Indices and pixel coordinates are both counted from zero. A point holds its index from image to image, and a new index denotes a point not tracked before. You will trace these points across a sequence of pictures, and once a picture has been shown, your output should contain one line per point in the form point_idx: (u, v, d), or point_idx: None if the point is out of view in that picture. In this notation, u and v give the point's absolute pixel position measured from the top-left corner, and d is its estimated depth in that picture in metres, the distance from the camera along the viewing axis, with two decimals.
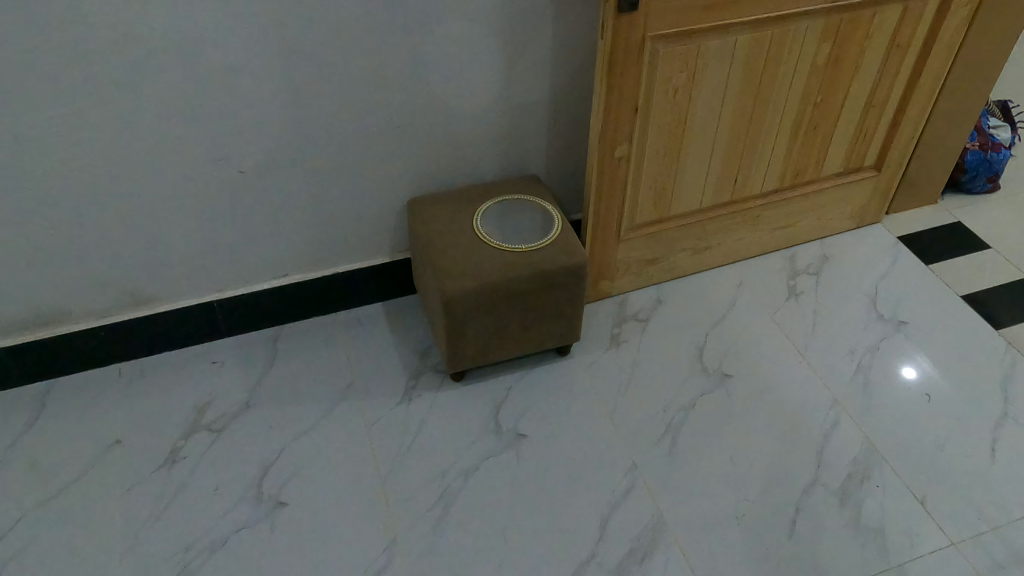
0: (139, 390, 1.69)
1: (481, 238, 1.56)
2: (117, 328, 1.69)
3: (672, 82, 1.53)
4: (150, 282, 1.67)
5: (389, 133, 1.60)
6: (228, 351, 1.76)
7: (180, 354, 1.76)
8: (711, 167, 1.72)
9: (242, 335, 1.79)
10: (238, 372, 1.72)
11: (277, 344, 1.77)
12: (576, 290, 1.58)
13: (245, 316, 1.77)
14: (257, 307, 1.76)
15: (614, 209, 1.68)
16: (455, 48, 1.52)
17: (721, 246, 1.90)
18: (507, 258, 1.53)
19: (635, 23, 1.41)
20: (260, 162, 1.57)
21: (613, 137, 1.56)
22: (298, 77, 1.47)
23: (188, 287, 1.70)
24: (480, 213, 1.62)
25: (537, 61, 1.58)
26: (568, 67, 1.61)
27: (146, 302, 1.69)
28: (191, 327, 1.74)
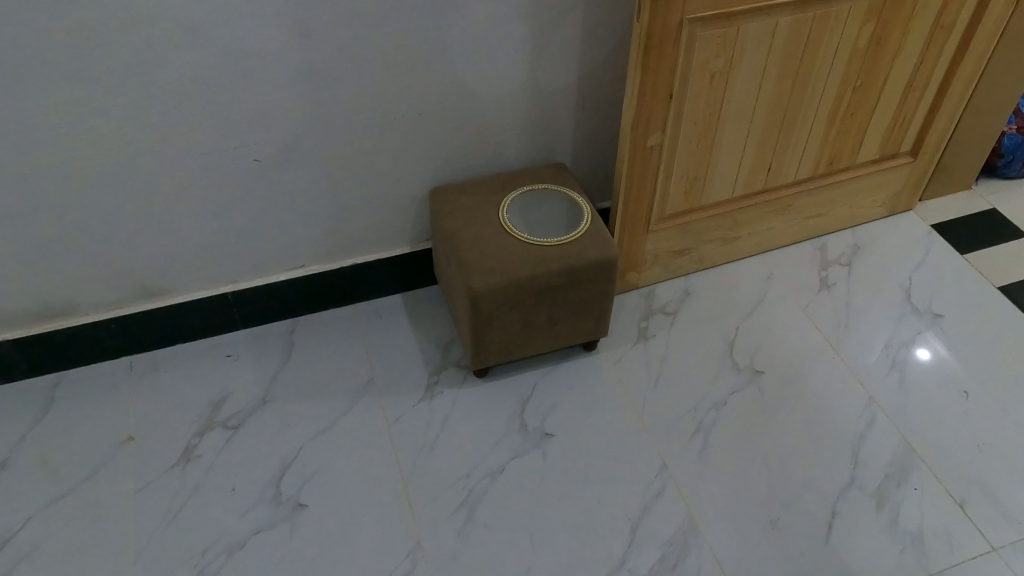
0: (151, 384, 1.64)
1: (508, 231, 1.49)
2: (128, 320, 1.63)
3: (709, 67, 1.45)
4: (162, 273, 1.61)
5: (410, 120, 1.53)
6: (243, 344, 1.70)
7: (194, 347, 1.70)
8: (744, 155, 1.65)
9: (257, 327, 1.73)
10: (255, 366, 1.66)
11: (294, 337, 1.71)
12: (606, 285, 1.52)
13: (260, 309, 1.71)
14: (273, 299, 1.70)
15: (645, 199, 1.61)
16: (481, 30, 1.44)
17: (751, 236, 1.83)
18: (536, 252, 1.46)
19: (672, 5, 1.33)
20: (276, 150, 1.50)
21: (646, 125, 1.49)
22: (316, 61, 1.40)
23: (201, 279, 1.64)
24: (505, 204, 1.56)
25: (566, 43, 1.51)
26: (598, 50, 1.54)
27: (158, 294, 1.64)
28: (204, 319, 1.69)
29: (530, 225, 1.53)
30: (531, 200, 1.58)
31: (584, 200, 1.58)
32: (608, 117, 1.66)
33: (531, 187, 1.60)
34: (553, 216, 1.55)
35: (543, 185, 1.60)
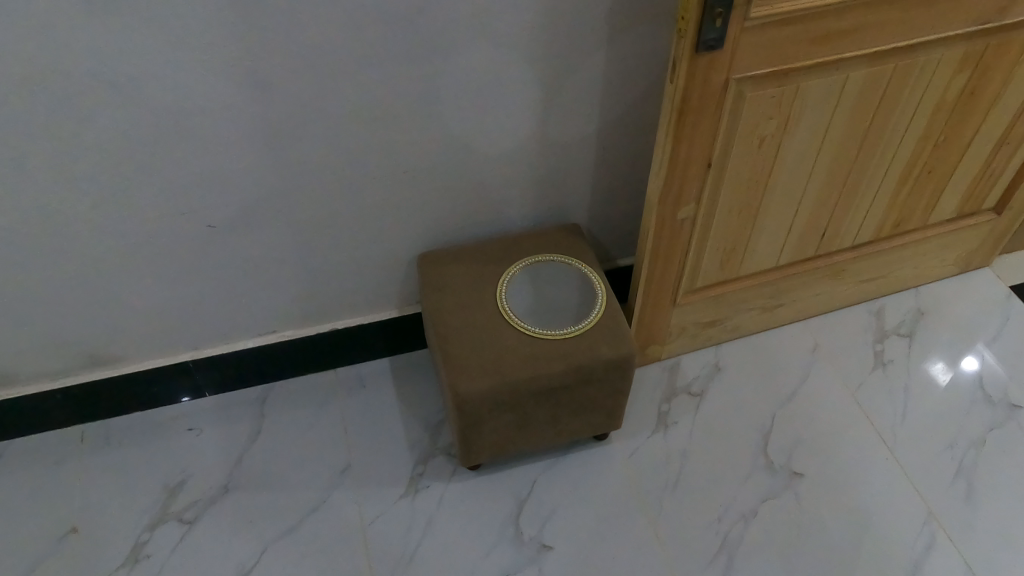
0: (103, 461, 1.45)
1: (506, 320, 1.25)
2: (76, 391, 1.44)
3: (759, 130, 1.18)
4: (111, 341, 1.40)
5: (395, 179, 1.29)
6: (207, 415, 1.51)
7: (153, 416, 1.51)
8: (795, 222, 1.38)
9: (225, 394, 1.54)
10: (219, 443, 1.47)
11: (266, 408, 1.51)
12: (620, 384, 1.28)
13: (228, 375, 1.51)
14: (242, 366, 1.50)
15: (672, 273, 1.36)
16: (478, 80, 1.19)
17: (796, 303, 1.58)
18: (537, 348, 1.23)
19: (717, 64, 1.06)
20: (235, 214, 1.27)
21: (677, 197, 1.22)
22: (277, 117, 1.16)
23: (159, 347, 1.44)
24: (505, 281, 1.31)
25: (582, 92, 1.25)
26: (621, 101, 1.27)
27: (109, 362, 1.44)
28: (163, 387, 1.49)
29: (535, 309, 1.28)
30: (537, 274, 1.34)
31: (599, 277, 1.33)
32: (633, 172, 1.40)
33: (537, 257, 1.35)
34: (561, 297, 1.30)
35: (550, 255, 1.35)
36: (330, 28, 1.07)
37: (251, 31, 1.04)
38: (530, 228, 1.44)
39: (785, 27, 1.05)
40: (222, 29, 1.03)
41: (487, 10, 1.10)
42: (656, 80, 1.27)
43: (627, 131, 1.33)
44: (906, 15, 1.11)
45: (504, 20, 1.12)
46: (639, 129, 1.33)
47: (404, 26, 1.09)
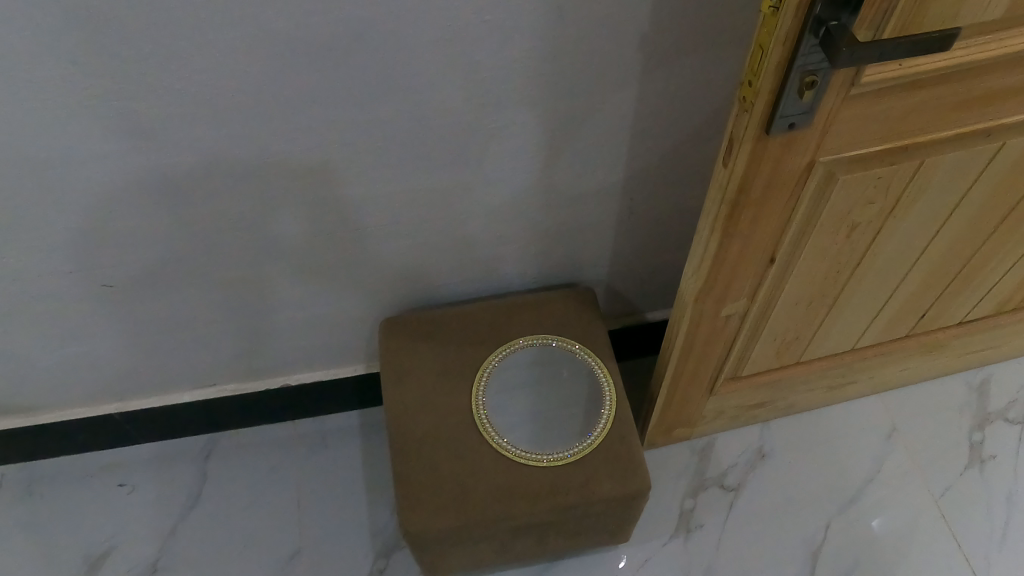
0: (21, 518, 1.25)
1: (484, 440, 0.96)
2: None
3: (851, 218, 0.81)
4: (19, 393, 1.17)
5: (347, 240, 0.97)
6: (143, 470, 1.29)
7: (82, 466, 1.30)
8: (885, 307, 1.02)
9: (166, 443, 1.32)
10: (152, 508, 1.25)
11: (208, 467, 1.29)
12: (624, 515, 0.98)
13: (164, 426, 1.29)
14: (183, 417, 1.27)
15: (709, 366, 1.03)
16: (451, 123, 0.83)
17: (871, 379, 1.24)
18: (519, 480, 0.94)
19: (799, 145, 0.69)
20: (138, 275, 0.97)
21: (723, 295, 0.88)
22: (170, 170, 0.83)
23: (80, 397, 1.20)
24: (484, 377, 1.02)
25: (600, 137, 0.89)
26: (652, 150, 0.93)
27: (22, 411, 1.21)
28: (91, 436, 1.27)
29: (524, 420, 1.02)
30: (527, 363, 1.05)
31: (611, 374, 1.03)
32: (668, 226, 1.06)
33: (529, 339, 1.05)
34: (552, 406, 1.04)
35: (546, 337, 1.05)
36: (226, 62, 0.72)
37: (108, 65, 0.71)
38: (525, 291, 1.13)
39: (915, 92, 0.67)
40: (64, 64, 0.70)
41: (458, 35, 0.74)
42: (705, 122, 0.90)
43: (663, 180, 0.98)
44: None
45: (485, 50, 0.76)
46: (678, 178, 0.98)
47: (339, 59, 0.74)
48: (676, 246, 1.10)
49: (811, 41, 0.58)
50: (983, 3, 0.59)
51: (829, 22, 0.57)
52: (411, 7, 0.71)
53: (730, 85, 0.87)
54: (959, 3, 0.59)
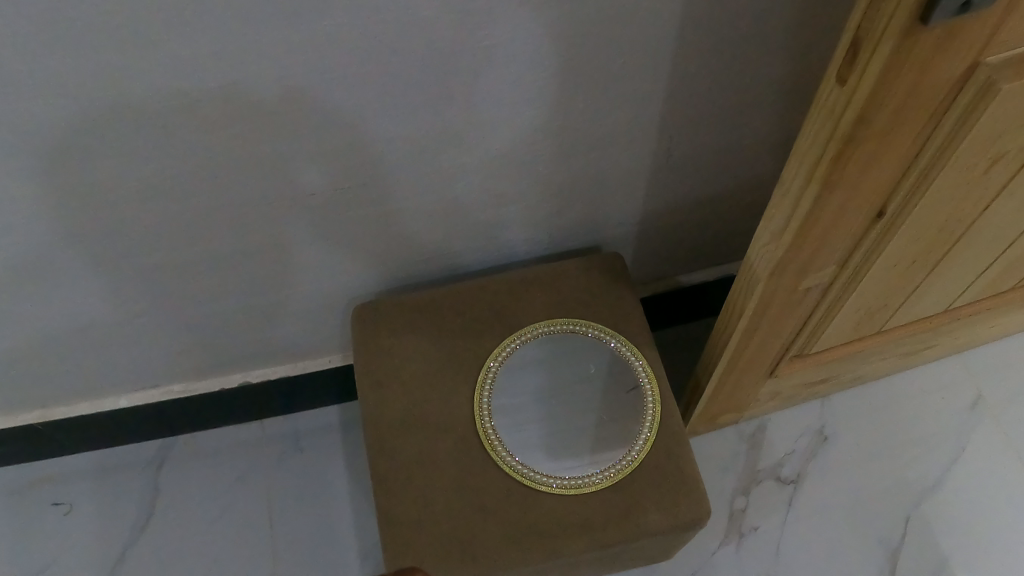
0: None
1: (500, 468, 0.75)
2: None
3: (1000, 150, 0.58)
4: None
5: (296, 205, 0.73)
6: (83, 483, 1.08)
7: (8, 481, 1.09)
8: (998, 261, 0.79)
9: (107, 450, 1.10)
10: (95, 532, 1.05)
11: (160, 478, 1.09)
12: (669, 546, 0.79)
13: (103, 433, 1.07)
14: (123, 421, 1.05)
15: (774, 346, 0.81)
16: (423, 46, 0.58)
17: (958, 342, 1.02)
18: (545, 515, 0.74)
19: (965, 44, 0.45)
20: (20, 262, 0.73)
21: (807, 263, 0.65)
22: (26, 122, 0.58)
23: None
24: (485, 393, 0.80)
25: (637, 53, 0.64)
26: (707, 68, 0.68)
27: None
28: (15, 447, 1.06)
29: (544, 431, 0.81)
30: (539, 357, 0.84)
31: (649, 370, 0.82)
32: (715, 170, 0.82)
33: (538, 329, 0.83)
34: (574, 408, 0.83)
35: (560, 322, 0.83)
36: None
37: None
38: (532, 261, 0.91)
39: None
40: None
41: None
42: (778, 26, 0.65)
43: (714, 110, 0.73)
44: None
45: None
46: (734, 107, 0.74)
47: None
48: (722, 193, 0.87)
49: None
50: None
51: None
52: None
53: None
54: None
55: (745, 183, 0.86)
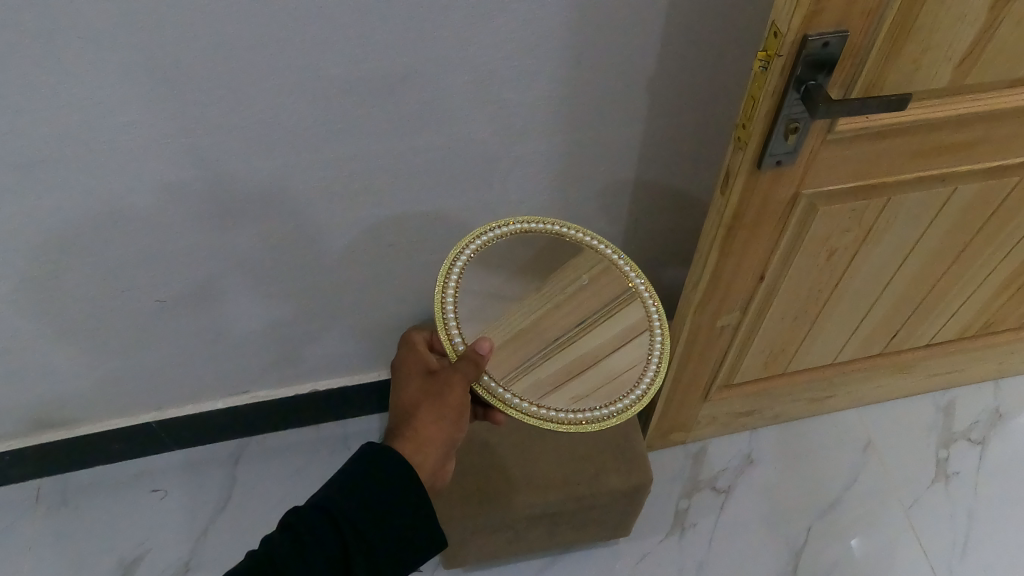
0: (62, 522, 1.37)
1: (474, 386, 0.77)
2: (24, 453, 1.35)
3: (832, 242, 0.93)
4: (64, 406, 1.29)
5: (377, 258, 1.13)
6: (175, 478, 1.42)
7: (118, 474, 1.43)
8: (860, 327, 1.14)
9: (195, 452, 1.45)
10: (185, 510, 1.38)
11: (238, 470, 1.43)
12: (628, 507, 1.12)
13: (199, 434, 1.42)
14: (213, 425, 1.41)
15: (705, 372, 1.15)
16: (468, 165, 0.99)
17: (850, 394, 1.36)
18: (541, 475, 1.08)
19: (784, 181, 0.82)
20: (190, 291, 1.12)
21: (717, 308, 1.00)
22: (231, 199, 0.97)
23: (120, 408, 1.34)
24: (448, 287, 0.80)
25: (600, 179, 1.05)
26: (649, 189, 1.09)
27: (64, 424, 1.34)
28: (128, 444, 1.40)
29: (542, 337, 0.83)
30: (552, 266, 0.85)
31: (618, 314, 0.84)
32: (655, 252, 1.23)
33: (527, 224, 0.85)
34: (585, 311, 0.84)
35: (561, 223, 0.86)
36: (287, 113, 0.87)
37: (194, 118, 0.86)
38: None
39: (883, 140, 0.79)
40: (144, 114, 0.84)
41: (485, 85, 0.88)
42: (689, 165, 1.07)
43: (653, 214, 1.14)
44: None
45: (511, 89, 0.89)
46: (667, 210, 1.14)
47: (384, 111, 0.89)
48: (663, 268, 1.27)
49: (792, 95, 0.71)
50: (931, 73, 0.73)
51: (807, 81, 0.69)
52: (446, 67, 0.85)
53: (714, 135, 1.02)
54: (911, 71, 0.72)
55: (680, 255, 1.26)
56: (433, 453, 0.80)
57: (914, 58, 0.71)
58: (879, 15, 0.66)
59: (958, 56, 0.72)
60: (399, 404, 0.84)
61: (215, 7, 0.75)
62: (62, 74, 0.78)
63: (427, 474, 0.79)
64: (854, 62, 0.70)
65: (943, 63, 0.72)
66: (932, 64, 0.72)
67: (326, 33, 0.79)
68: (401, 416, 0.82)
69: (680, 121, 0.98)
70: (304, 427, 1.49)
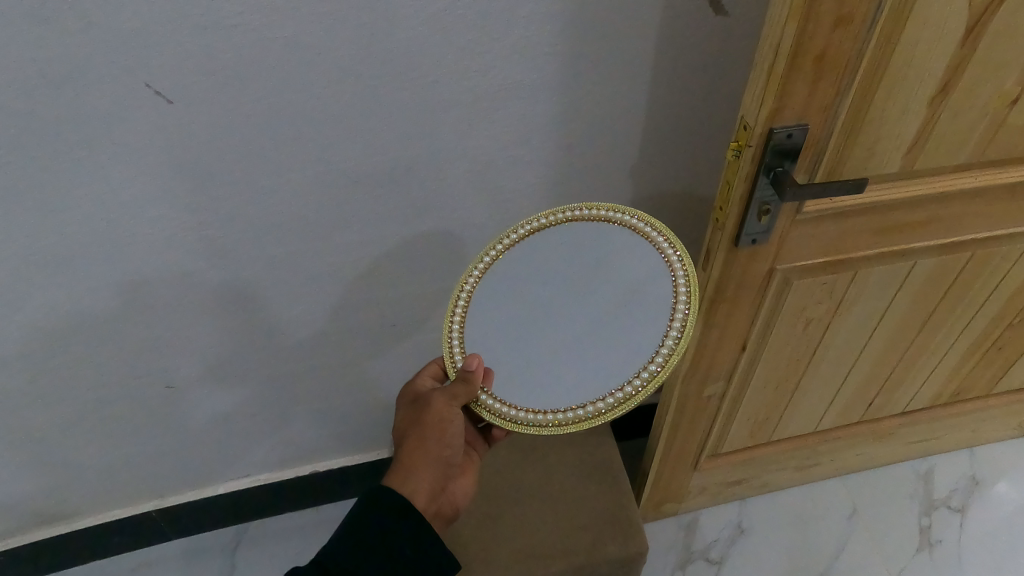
0: None
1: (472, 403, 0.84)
2: (22, 551, 1.36)
3: (806, 314, 1.01)
4: (66, 498, 1.31)
5: (379, 339, 1.20)
6: (174, 568, 1.44)
7: (116, 568, 1.44)
8: (838, 395, 1.21)
9: (194, 540, 1.47)
10: None
11: (237, 558, 1.45)
12: None
13: (198, 522, 1.44)
14: (213, 512, 1.43)
15: (694, 442, 1.20)
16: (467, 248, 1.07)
17: (833, 463, 1.41)
18: (542, 547, 1.11)
19: (759, 257, 0.90)
20: (199, 377, 1.17)
21: (704, 376, 1.06)
22: (245, 285, 1.04)
23: (120, 498, 1.36)
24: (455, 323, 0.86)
25: None
26: None
27: (63, 519, 1.36)
28: (128, 535, 1.41)
29: (558, 337, 0.85)
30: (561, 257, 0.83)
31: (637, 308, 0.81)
32: None
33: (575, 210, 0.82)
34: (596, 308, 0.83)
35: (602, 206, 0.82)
36: (301, 203, 0.95)
37: (215, 210, 0.93)
38: None
39: (847, 219, 0.88)
40: (171, 209, 0.92)
41: (482, 175, 0.97)
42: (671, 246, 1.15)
43: None
44: (991, 209, 0.94)
45: (505, 179, 0.98)
46: None
47: (390, 200, 0.98)
48: None
49: (764, 180, 0.79)
50: (884, 158, 0.82)
51: (776, 168, 0.78)
52: (447, 161, 0.94)
53: (692, 218, 1.11)
54: (866, 158, 0.81)
55: None
56: (424, 475, 0.84)
57: (868, 146, 0.80)
58: (834, 110, 0.75)
59: (906, 144, 0.81)
60: (398, 432, 0.90)
61: (239, 112, 0.84)
62: (98, 175, 0.86)
63: (418, 497, 0.83)
64: (815, 150, 0.79)
65: (893, 149, 0.81)
66: (884, 150, 0.81)
67: (339, 133, 0.88)
68: (399, 442, 0.89)
69: (660, 205, 1.07)
70: (304, 509, 1.52)
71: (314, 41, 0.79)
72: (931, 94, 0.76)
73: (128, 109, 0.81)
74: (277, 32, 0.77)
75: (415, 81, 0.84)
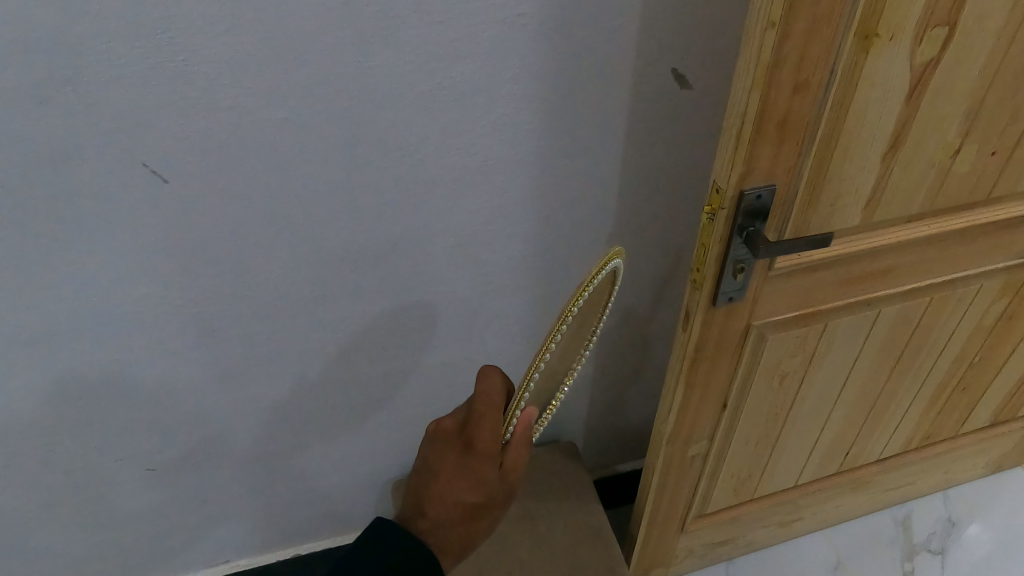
0: None
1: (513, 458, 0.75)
2: None
3: (781, 367, 1.04)
4: None
5: (368, 414, 1.18)
6: None
7: None
8: (817, 445, 1.23)
9: None
10: None
11: None
12: None
13: None
14: None
15: (679, 503, 1.20)
16: (453, 317, 1.08)
17: (816, 515, 1.42)
18: None
19: (735, 314, 0.92)
20: (180, 459, 1.13)
21: (687, 437, 1.07)
22: (229, 363, 1.02)
23: None
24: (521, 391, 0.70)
25: None
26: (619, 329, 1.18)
27: None
28: None
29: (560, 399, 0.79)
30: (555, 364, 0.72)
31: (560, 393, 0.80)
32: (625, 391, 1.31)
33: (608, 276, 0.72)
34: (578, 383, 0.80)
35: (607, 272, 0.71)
36: (289, 278, 0.95)
37: (202, 287, 0.93)
38: None
39: (814, 274, 0.92)
40: (157, 287, 0.91)
41: (467, 243, 0.98)
42: (653, 307, 1.17)
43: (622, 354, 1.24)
44: (945, 255, 0.99)
45: (489, 250, 1.00)
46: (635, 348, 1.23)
47: (379, 272, 0.98)
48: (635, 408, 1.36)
49: (737, 240, 0.83)
50: (845, 213, 0.86)
51: (748, 228, 0.82)
52: (434, 232, 0.95)
53: (673, 278, 1.14)
54: (830, 214, 0.86)
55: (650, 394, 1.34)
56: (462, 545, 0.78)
57: (830, 203, 0.85)
58: (798, 170, 0.80)
59: (864, 198, 0.86)
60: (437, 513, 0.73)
61: (227, 190, 0.84)
62: (83, 254, 0.85)
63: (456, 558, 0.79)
64: (783, 208, 0.83)
65: (854, 204, 0.86)
66: (845, 206, 0.86)
67: (327, 210, 0.89)
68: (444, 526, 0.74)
69: (640, 267, 1.10)
70: None
71: (303, 122, 0.80)
72: (883, 150, 0.81)
73: (115, 188, 0.81)
74: (268, 114, 0.79)
75: (402, 154, 0.86)
